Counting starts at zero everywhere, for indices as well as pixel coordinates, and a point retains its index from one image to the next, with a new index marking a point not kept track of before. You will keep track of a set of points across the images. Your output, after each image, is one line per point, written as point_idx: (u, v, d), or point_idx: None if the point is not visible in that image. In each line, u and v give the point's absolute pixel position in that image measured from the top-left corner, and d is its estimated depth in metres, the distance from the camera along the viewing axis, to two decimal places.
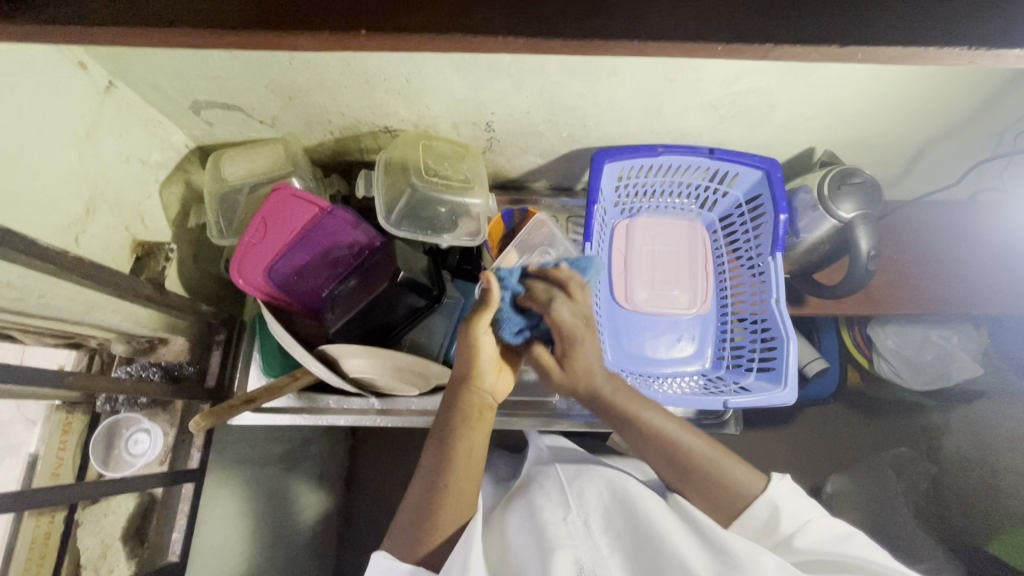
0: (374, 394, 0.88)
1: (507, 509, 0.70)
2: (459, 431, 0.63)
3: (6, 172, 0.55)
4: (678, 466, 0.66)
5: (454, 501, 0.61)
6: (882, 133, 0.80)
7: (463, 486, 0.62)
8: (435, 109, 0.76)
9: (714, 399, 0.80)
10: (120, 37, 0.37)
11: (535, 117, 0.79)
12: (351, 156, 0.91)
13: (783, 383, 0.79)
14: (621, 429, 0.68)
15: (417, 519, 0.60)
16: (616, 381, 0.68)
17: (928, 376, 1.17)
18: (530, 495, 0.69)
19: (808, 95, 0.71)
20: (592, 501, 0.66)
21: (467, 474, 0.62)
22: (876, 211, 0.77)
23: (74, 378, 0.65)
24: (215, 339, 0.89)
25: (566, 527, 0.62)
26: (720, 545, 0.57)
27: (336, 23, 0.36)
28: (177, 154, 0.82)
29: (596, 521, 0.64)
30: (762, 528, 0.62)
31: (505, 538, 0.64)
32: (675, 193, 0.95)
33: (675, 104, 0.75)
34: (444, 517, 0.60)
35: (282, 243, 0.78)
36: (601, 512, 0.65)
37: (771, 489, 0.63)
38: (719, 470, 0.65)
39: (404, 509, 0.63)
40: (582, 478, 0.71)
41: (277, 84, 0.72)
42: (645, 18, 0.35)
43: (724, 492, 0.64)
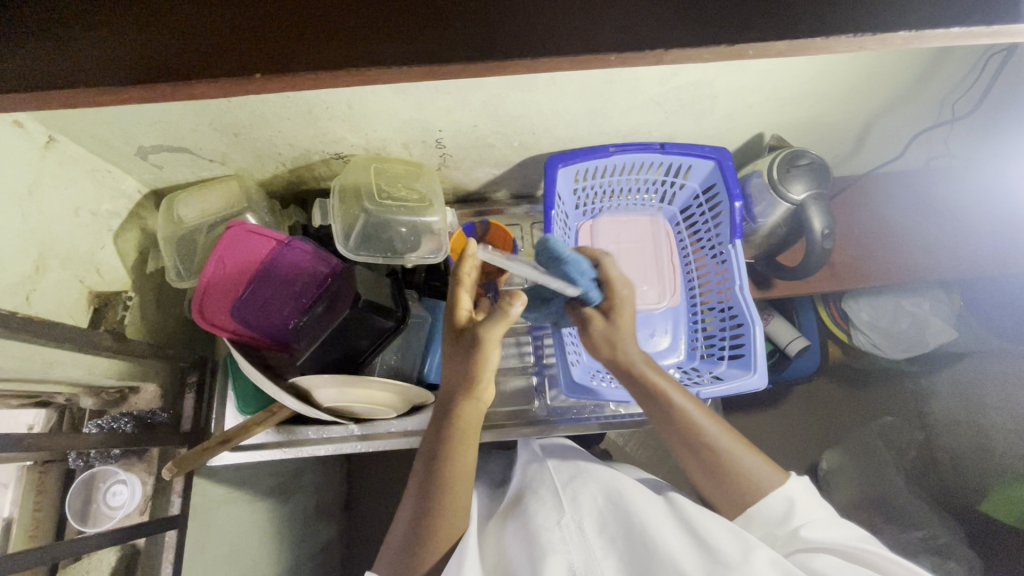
0: (353, 421, 0.88)
1: (502, 517, 0.70)
2: (451, 450, 0.63)
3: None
4: (698, 451, 0.67)
5: (445, 521, 0.61)
6: (825, 113, 0.81)
7: (454, 501, 0.62)
8: (382, 131, 0.77)
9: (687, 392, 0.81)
10: (31, 101, 0.38)
11: (483, 129, 0.79)
12: (307, 185, 0.91)
13: (752, 369, 0.80)
14: (650, 411, 0.71)
15: (407, 541, 0.61)
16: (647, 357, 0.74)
17: (905, 344, 1.19)
18: (524, 503, 0.69)
19: (745, 83, 0.72)
20: (585, 503, 0.66)
21: (457, 499, 0.62)
22: (826, 190, 0.78)
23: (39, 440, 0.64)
24: (188, 382, 0.88)
25: (560, 532, 0.62)
26: (710, 541, 0.57)
27: (233, 69, 0.37)
28: (129, 201, 0.81)
29: (589, 524, 0.63)
30: (770, 518, 0.62)
31: (499, 549, 0.64)
32: (635, 189, 0.95)
33: (617, 104, 0.75)
34: (433, 540, 0.60)
35: (245, 280, 0.78)
36: (594, 515, 0.65)
37: (786, 484, 0.63)
38: (744, 457, 0.65)
39: (396, 528, 0.63)
40: (575, 482, 0.70)
41: (220, 122, 0.72)
42: (537, 36, 0.37)
43: (740, 485, 0.64)
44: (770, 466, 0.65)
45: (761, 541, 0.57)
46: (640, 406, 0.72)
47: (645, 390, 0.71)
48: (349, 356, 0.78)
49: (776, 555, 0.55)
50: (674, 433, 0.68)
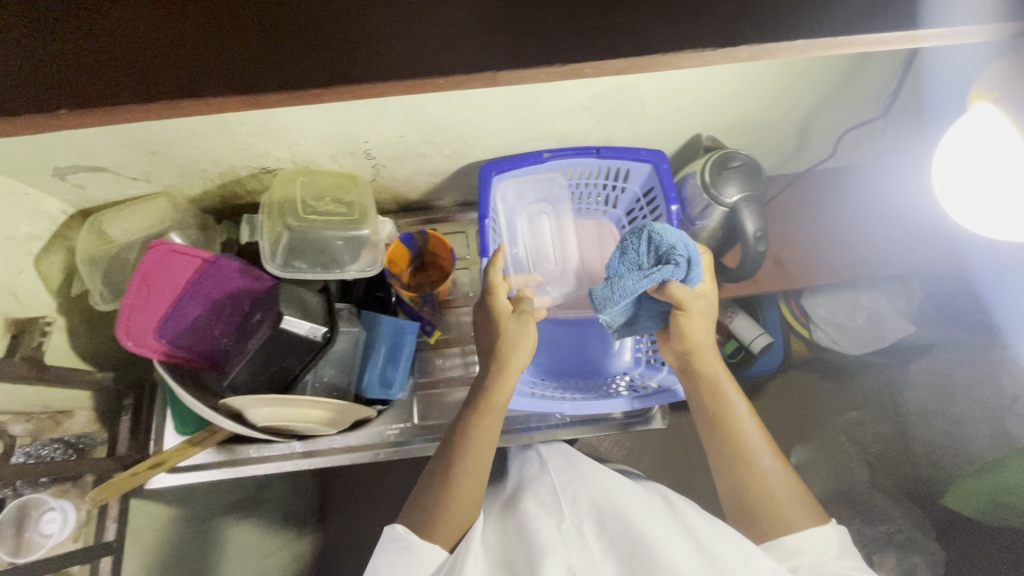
0: (295, 439, 0.87)
1: (500, 520, 0.68)
2: (476, 428, 0.68)
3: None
4: (732, 466, 0.69)
5: (461, 499, 0.63)
6: (760, 114, 0.80)
7: (470, 478, 0.65)
8: (305, 144, 0.75)
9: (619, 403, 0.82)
10: None
11: (411, 139, 0.77)
12: (241, 200, 0.89)
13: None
14: (700, 414, 0.74)
15: (422, 519, 0.62)
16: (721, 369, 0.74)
17: (862, 339, 1.19)
18: (522, 505, 0.67)
19: (671, 87, 0.70)
20: (587, 504, 0.64)
21: (475, 480, 0.65)
22: (759, 191, 0.77)
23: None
24: (124, 405, 0.87)
25: (560, 534, 0.60)
26: (713, 551, 0.55)
27: None
28: (52, 223, 0.79)
29: (589, 526, 0.61)
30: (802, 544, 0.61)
31: (500, 551, 0.62)
32: (578, 194, 0.94)
33: (544, 110, 0.74)
34: (450, 519, 0.62)
35: (172, 300, 0.77)
36: (591, 516, 0.62)
37: (824, 526, 0.63)
38: (778, 480, 0.67)
39: (412, 505, 0.65)
40: (579, 482, 0.69)
41: (134, 141, 0.70)
42: None
43: (768, 512, 0.65)
44: (810, 505, 0.65)
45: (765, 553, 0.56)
46: (691, 406, 0.76)
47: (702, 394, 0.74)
48: (281, 375, 0.78)
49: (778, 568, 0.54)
50: (715, 439, 0.72)
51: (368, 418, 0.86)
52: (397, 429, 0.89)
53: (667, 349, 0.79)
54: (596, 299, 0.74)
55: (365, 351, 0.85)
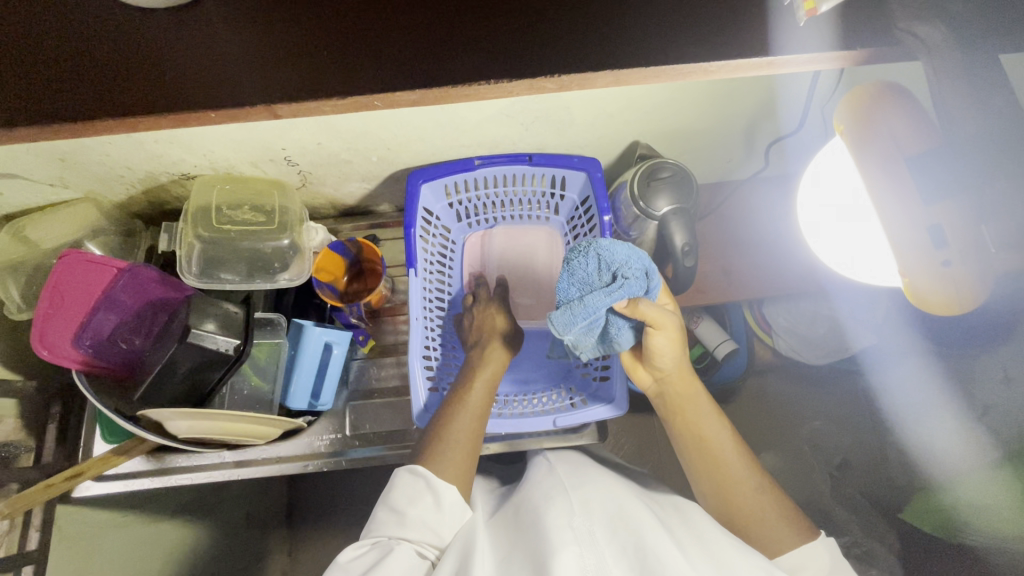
0: (224, 448, 0.85)
1: (500, 518, 0.62)
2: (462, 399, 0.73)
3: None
4: (716, 488, 0.67)
5: (463, 440, 0.67)
6: (696, 123, 0.77)
7: (462, 440, 0.67)
8: (220, 152, 0.73)
9: (543, 421, 0.80)
10: None
11: (331, 146, 0.75)
12: (170, 206, 0.87)
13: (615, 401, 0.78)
14: (677, 436, 0.71)
15: (427, 460, 0.65)
16: (691, 383, 0.72)
17: (821, 348, 1.16)
18: (528, 500, 0.61)
19: (592, 95, 0.67)
20: (597, 509, 0.58)
21: (471, 425, 0.70)
22: (691, 204, 0.74)
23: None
24: (51, 413, 0.86)
25: (572, 533, 0.54)
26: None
27: None
28: None
29: (601, 531, 0.55)
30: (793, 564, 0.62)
31: (497, 551, 0.56)
32: (519, 201, 0.91)
33: (465, 118, 0.71)
34: (454, 457, 0.65)
35: (87, 309, 0.75)
36: (605, 523, 0.56)
37: (818, 543, 0.64)
38: (762, 496, 0.66)
39: (415, 463, 0.67)
40: (586, 486, 0.63)
41: (39, 149, 0.68)
42: None
43: (757, 534, 0.65)
44: (798, 522, 0.65)
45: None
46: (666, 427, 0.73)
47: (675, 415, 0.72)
48: (198, 388, 0.76)
49: None
50: (696, 460, 0.69)
51: (296, 429, 0.85)
52: (327, 441, 0.87)
53: (637, 373, 0.75)
54: (564, 322, 0.65)
55: (289, 360, 0.83)
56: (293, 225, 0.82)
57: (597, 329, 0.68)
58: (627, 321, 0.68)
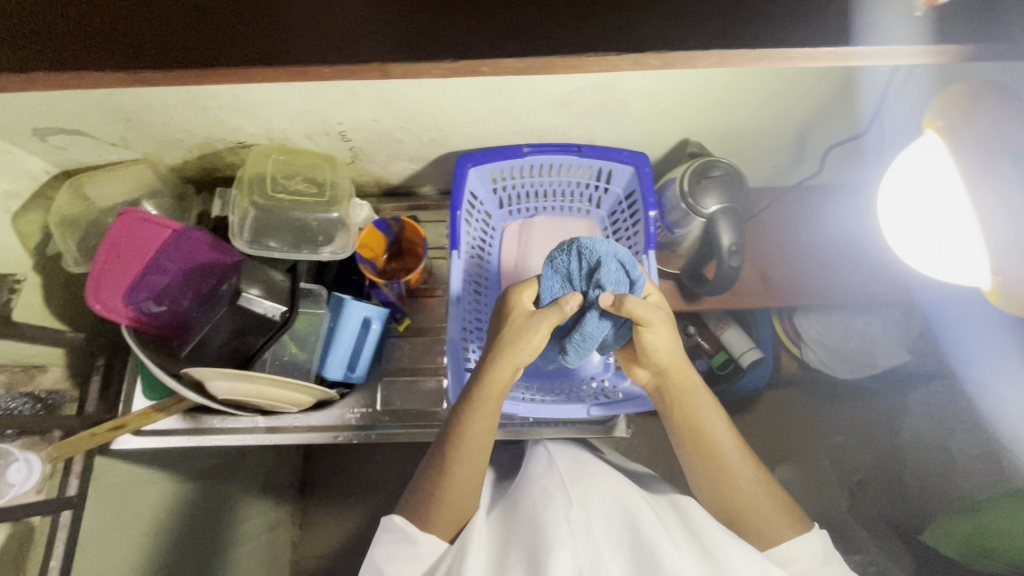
0: (258, 413, 0.87)
1: (501, 515, 0.64)
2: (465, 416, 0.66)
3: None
4: (714, 481, 0.68)
5: (467, 475, 0.64)
6: (749, 122, 0.76)
7: (464, 477, 0.64)
8: (280, 122, 0.74)
9: (576, 409, 0.80)
10: None
11: (386, 124, 0.76)
12: (221, 173, 0.89)
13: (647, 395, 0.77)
14: (676, 430, 0.71)
15: (431, 497, 0.63)
16: (686, 374, 0.70)
17: (852, 363, 1.14)
18: (528, 496, 0.63)
19: (651, 88, 0.67)
20: (594, 502, 0.60)
21: (476, 458, 0.65)
22: (741, 203, 0.73)
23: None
24: (96, 366, 0.89)
25: (567, 527, 0.56)
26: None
27: None
28: (34, 182, 0.80)
29: (598, 524, 0.57)
30: (795, 557, 0.62)
31: (497, 546, 0.59)
32: (562, 191, 0.92)
33: (521, 103, 0.71)
34: (459, 492, 0.63)
35: (139, 267, 0.78)
36: (602, 515, 0.58)
37: (812, 532, 0.64)
38: (759, 492, 0.66)
39: (414, 491, 0.65)
40: (584, 481, 0.65)
41: (107, 107, 0.70)
42: None
43: (756, 529, 0.65)
44: (795, 514, 0.65)
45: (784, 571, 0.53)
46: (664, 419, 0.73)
47: (673, 408, 0.71)
48: (243, 351, 0.78)
49: None
50: (693, 454, 0.69)
51: (329, 399, 0.86)
52: (358, 413, 0.88)
53: (636, 370, 0.75)
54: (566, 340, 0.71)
55: (329, 332, 0.85)
56: (341, 199, 0.84)
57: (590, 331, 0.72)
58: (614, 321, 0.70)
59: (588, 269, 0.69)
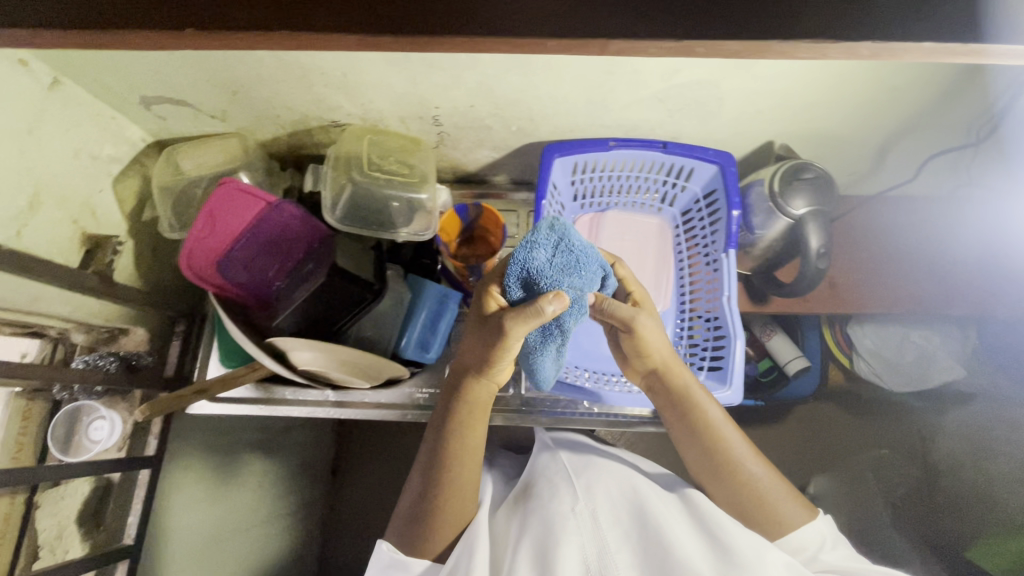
0: (329, 386, 0.89)
1: (515, 512, 0.74)
2: (451, 429, 0.69)
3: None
4: (720, 475, 0.70)
5: (456, 492, 0.68)
6: (839, 127, 0.77)
7: (454, 489, 0.68)
8: (379, 103, 0.76)
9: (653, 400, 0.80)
10: None
11: (480, 110, 0.78)
12: (307, 150, 0.90)
13: (727, 382, 0.75)
14: (675, 428, 0.74)
15: (420, 509, 0.68)
16: (679, 371, 0.73)
17: (905, 376, 1.14)
18: (538, 495, 0.73)
19: (753, 87, 0.68)
20: (597, 497, 0.71)
21: (460, 474, 0.69)
22: (830, 207, 0.74)
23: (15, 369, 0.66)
24: (175, 331, 0.91)
25: (574, 521, 0.67)
26: (723, 543, 0.61)
27: None
28: (132, 149, 0.83)
29: (601, 516, 0.68)
30: (800, 543, 0.66)
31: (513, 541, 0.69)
32: (636, 187, 0.93)
33: (619, 96, 0.72)
34: (448, 508, 0.68)
35: (231, 237, 0.79)
36: (605, 507, 0.69)
37: (814, 518, 0.68)
38: (766, 482, 0.69)
39: (412, 505, 0.69)
40: (588, 477, 0.75)
41: (218, 79, 0.72)
42: None
43: (768, 517, 0.67)
44: (799, 502, 0.69)
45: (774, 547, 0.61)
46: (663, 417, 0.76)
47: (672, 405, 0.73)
48: (327, 324, 0.80)
49: (790, 559, 0.60)
50: (694, 450, 0.72)
51: (399, 378, 0.87)
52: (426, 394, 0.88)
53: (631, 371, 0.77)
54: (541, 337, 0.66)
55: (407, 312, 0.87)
56: (428, 183, 0.85)
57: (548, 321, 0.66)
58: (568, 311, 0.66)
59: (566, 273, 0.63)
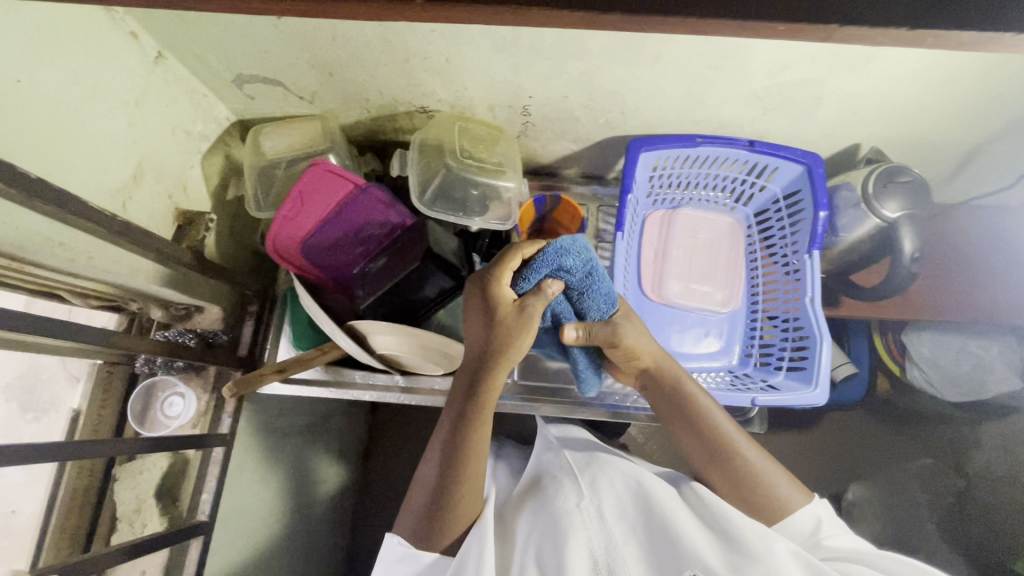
0: (399, 371, 0.90)
1: (520, 509, 0.72)
2: (467, 427, 0.64)
3: (53, 121, 0.55)
4: (720, 464, 0.69)
5: (470, 496, 0.64)
6: (931, 131, 0.77)
7: (468, 490, 0.64)
8: (473, 90, 0.76)
9: (740, 397, 0.79)
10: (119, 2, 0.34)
11: (573, 102, 0.78)
12: (385, 136, 0.90)
13: (814, 383, 0.76)
14: (674, 424, 0.73)
15: (430, 515, 0.64)
16: (671, 370, 0.73)
17: (963, 387, 1.12)
18: (544, 490, 0.71)
19: (858, 86, 0.69)
20: (605, 490, 0.69)
21: (474, 477, 0.64)
22: (923, 210, 0.75)
23: (121, 338, 0.71)
24: (248, 311, 0.91)
25: (580, 515, 0.65)
26: (730, 533, 0.60)
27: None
28: (219, 127, 0.83)
29: (609, 508, 0.66)
30: (801, 529, 0.66)
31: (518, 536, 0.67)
32: (711, 185, 0.93)
33: (719, 91, 0.72)
34: (459, 512, 0.64)
35: (315, 219, 0.79)
36: (614, 501, 0.67)
37: (813, 502, 0.67)
38: (766, 469, 0.68)
39: (421, 507, 0.64)
40: (594, 470, 0.73)
41: (318, 59, 0.72)
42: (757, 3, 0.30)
43: (768, 502, 0.67)
44: (797, 486, 0.69)
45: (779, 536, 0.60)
46: (657, 413, 0.75)
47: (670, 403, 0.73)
48: (411, 310, 0.82)
49: (795, 548, 0.58)
50: (693, 442, 0.71)
51: None
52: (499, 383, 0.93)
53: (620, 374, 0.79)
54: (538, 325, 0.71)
55: None
56: (512, 173, 0.86)
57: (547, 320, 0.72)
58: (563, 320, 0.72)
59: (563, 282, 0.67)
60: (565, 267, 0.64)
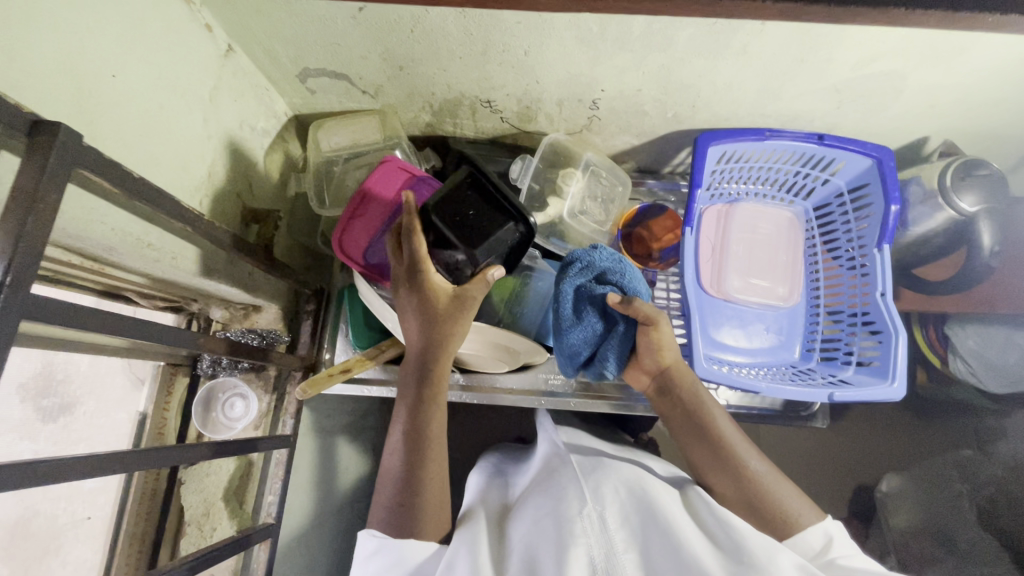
0: (459, 369, 0.89)
1: (511, 520, 0.63)
2: (423, 411, 0.64)
3: (144, 121, 0.54)
4: (731, 472, 0.66)
5: (436, 487, 0.62)
6: (1005, 123, 0.77)
7: (436, 480, 0.62)
8: (545, 84, 0.75)
9: (817, 393, 0.78)
10: None
11: (646, 95, 0.76)
12: (444, 130, 0.89)
13: (890, 378, 0.77)
14: (684, 427, 0.70)
15: (400, 509, 0.60)
16: (689, 380, 0.72)
17: (1009, 379, 1.03)
18: (537, 500, 0.62)
19: (940, 80, 0.68)
20: (608, 500, 0.59)
21: (438, 462, 0.63)
22: (998, 202, 0.76)
23: (206, 341, 0.61)
24: (304, 310, 0.90)
25: (582, 523, 0.55)
26: (736, 544, 0.53)
27: None
28: (278, 123, 0.81)
29: (612, 518, 0.57)
30: (809, 546, 0.60)
31: (509, 545, 0.58)
32: (771, 178, 0.92)
33: (796, 86, 0.72)
34: (430, 505, 0.61)
35: (379, 219, 0.78)
36: (618, 509, 0.58)
37: (824, 520, 0.62)
38: (773, 481, 0.65)
39: (387, 504, 0.61)
40: (598, 475, 0.64)
41: (391, 53, 0.70)
42: None
43: (779, 514, 0.62)
44: (808, 502, 0.65)
45: (787, 547, 0.53)
46: (667, 421, 0.73)
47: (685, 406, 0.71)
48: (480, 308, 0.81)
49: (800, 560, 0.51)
50: (702, 448, 0.68)
51: (536, 362, 0.88)
52: (560, 380, 0.91)
53: (636, 375, 0.76)
54: (570, 320, 0.74)
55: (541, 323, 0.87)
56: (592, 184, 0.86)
57: (582, 316, 0.74)
58: (597, 320, 0.74)
59: (597, 274, 0.74)
60: (599, 260, 0.74)
